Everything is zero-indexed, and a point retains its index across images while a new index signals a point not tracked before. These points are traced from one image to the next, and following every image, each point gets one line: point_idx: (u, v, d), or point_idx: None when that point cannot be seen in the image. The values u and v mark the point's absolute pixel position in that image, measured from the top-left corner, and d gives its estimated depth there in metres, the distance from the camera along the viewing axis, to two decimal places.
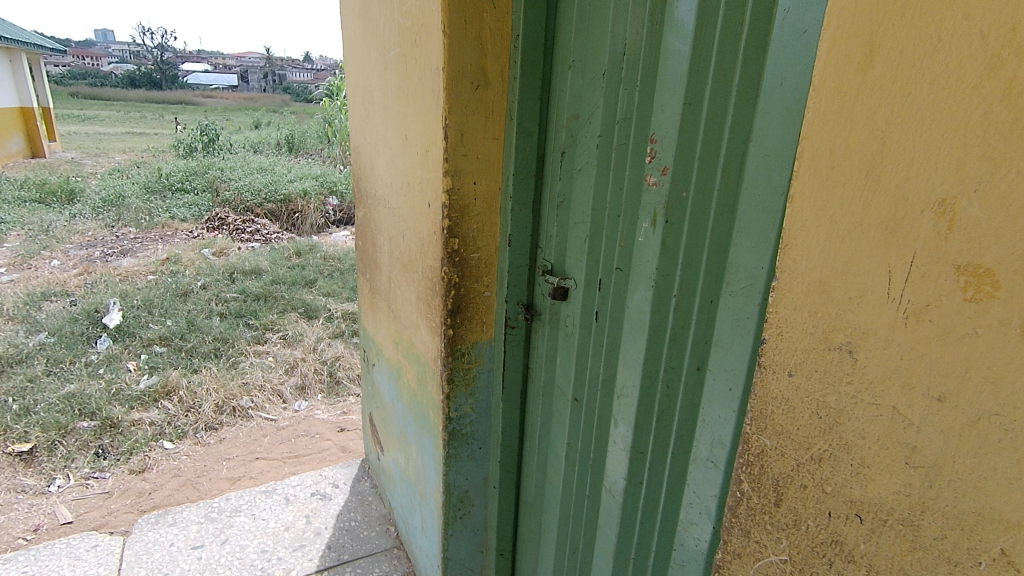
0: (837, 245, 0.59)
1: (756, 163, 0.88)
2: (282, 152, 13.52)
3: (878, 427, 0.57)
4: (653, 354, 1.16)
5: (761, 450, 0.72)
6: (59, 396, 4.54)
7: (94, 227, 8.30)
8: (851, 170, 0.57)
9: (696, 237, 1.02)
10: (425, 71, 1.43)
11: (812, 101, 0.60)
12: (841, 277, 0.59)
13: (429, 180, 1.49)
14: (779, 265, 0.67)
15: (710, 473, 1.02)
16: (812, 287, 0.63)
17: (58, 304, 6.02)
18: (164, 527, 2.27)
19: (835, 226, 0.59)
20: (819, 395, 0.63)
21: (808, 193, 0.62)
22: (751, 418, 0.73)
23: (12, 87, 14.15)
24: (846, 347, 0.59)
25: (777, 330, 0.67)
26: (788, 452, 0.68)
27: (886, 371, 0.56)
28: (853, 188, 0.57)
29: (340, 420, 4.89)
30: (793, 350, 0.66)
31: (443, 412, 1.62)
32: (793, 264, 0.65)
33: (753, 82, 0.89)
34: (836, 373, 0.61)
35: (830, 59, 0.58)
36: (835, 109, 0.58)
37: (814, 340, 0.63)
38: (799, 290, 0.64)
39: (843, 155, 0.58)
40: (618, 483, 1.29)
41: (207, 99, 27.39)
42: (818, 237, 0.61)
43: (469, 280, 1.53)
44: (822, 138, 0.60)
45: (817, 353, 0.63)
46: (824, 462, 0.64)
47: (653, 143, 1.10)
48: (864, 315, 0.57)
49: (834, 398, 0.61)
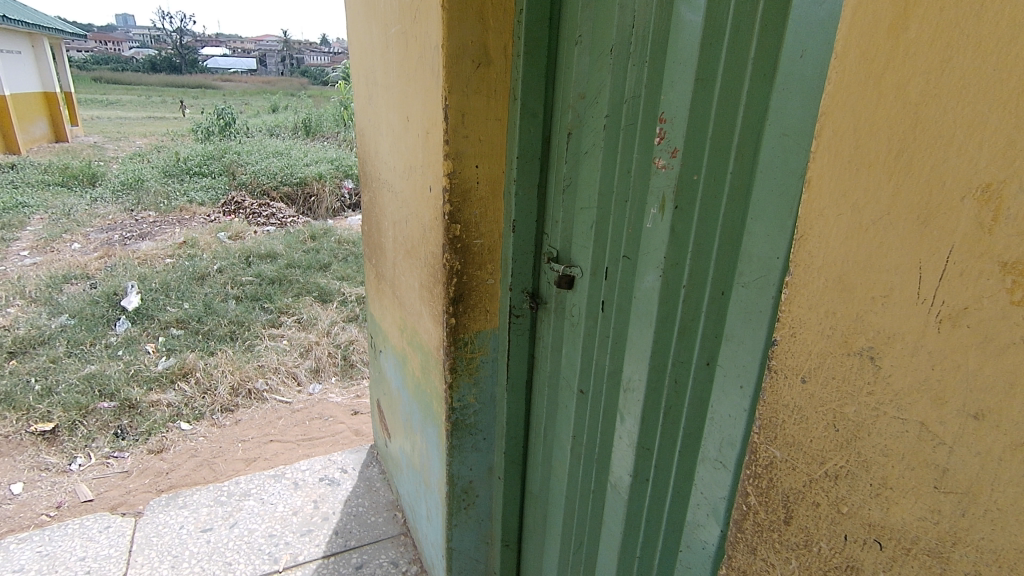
0: (860, 238, 0.53)
1: (773, 144, 0.82)
2: (298, 135, 13.51)
3: (904, 444, 0.51)
4: (661, 347, 1.10)
5: (771, 462, 0.66)
6: (79, 377, 4.62)
7: (114, 210, 8.39)
8: (877, 152, 0.50)
9: (707, 223, 0.95)
10: (425, 48, 1.36)
11: (834, 72, 0.53)
12: (864, 273, 0.53)
13: (430, 163, 1.42)
14: (793, 257, 0.61)
15: (719, 473, 0.97)
16: (830, 283, 0.56)
17: (79, 286, 6.12)
18: (175, 509, 2.29)
19: (858, 215, 0.53)
20: (836, 405, 0.57)
21: (827, 177, 0.55)
22: (758, 426, 0.67)
23: (36, 72, 14.37)
24: (868, 352, 0.53)
25: (791, 330, 0.61)
26: (799, 466, 0.62)
27: (914, 382, 0.49)
28: (880, 172, 0.50)
29: (354, 403, 4.92)
30: (807, 354, 0.60)
31: (446, 402, 1.58)
32: (809, 257, 0.58)
33: (772, 54, 0.81)
34: (856, 381, 0.55)
35: (855, 22, 0.51)
36: (860, 81, 0.51)
37: (831, 344, 0.57)
38: (815, 286, 0.58)
39: (869, 135, 0.51)
40: (623, 479, 1.25)
41: (224, 83, 27.40)
42: (839, 228, 0.55)
43: (471, 268, 1.47)
44: (845, 115, 0.53)
45: (835, 357, 0.56)
46: (840, 479, 0.58)
47: (662, 123, 1.03)
48: (890, 317, 0.51)
49: (853, 409, 0.55)
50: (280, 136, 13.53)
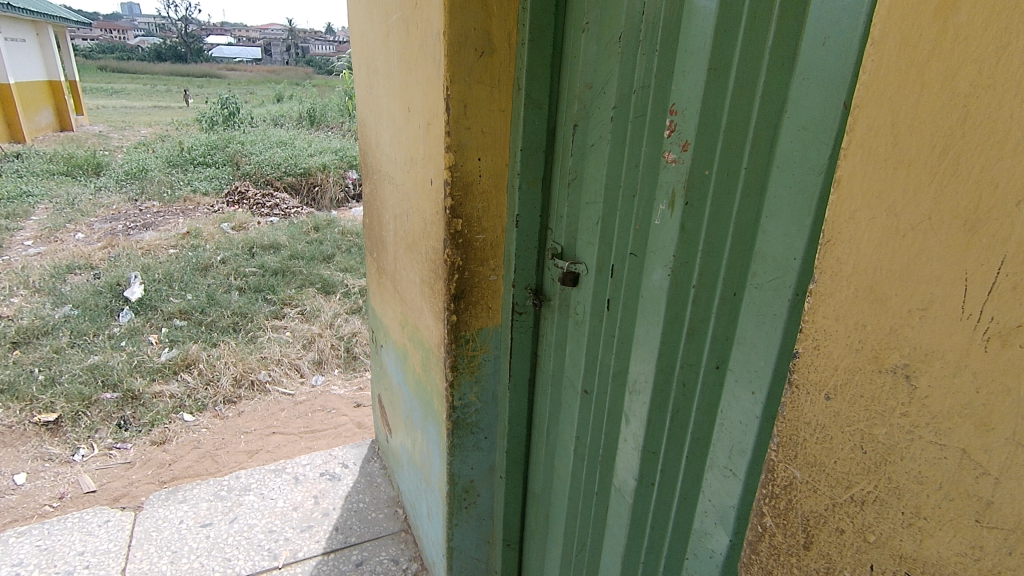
0: (897, 245, 0.48)
1: (791, 138, 0.77)
2: (302, 125, 13.46)
3: (942, 472, 0.47)
4: (669, 348, 1.06)
5: (790, 483, 0.62)
6: (82, 367, 4.62)
7: (118, 200, 8.38)
8: (918, 150, 0.46)
9: (719, 220, 0.91)
10: (427, 35, 1.31)
11: (871, 61, 0.49)
12: (899, 285, 0.49)
13: (432, 155, 1.37)
14: (819, 264, 0.56)
15: (729, 481, 0.93)
16: (860, 294, 0.52)
17: (83, 276, 6.11)
18: (174, 504, 2.27)
19: (895, 220, 0.48)
20: (865, 425, 0.53)
21: (859, 178, 0.51)
22: (776, 443, 0.64)
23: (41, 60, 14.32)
24: (902, 370, 0.49)
25: (815, 341, 0.57)
26: (822, 488, 0.59)
27: (956, 404, 0.45)
28: (921, 173, 0.46)
29: (356, 396, 4.92)
30: (833, 369, 0.56)
31: (447, 401, 1.54)
32: (837, 264, 0.54)
33: (790, 41, 0.77)
34: (888, 401, 0.51)
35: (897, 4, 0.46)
36: (902, 69, 0.47)
37: (861, 359, 0.53)
38: (845, 296, 0.53)
39: (910, 132, 0.47)
40: (628, 482, 1.21)
41: (229, 73, 27.32)
42: (872, 235, 0.50)
43: (474, 264, 1.42)
44: (882, 109, 0.49)
45: (865, 373, 0.52)
46: (868, 506, 0.54)
47: (673, 115, 0.98)
48: (928, 333, 0.47)
49: (883, 430, 0.51)
50: (284, 126, 13.48)
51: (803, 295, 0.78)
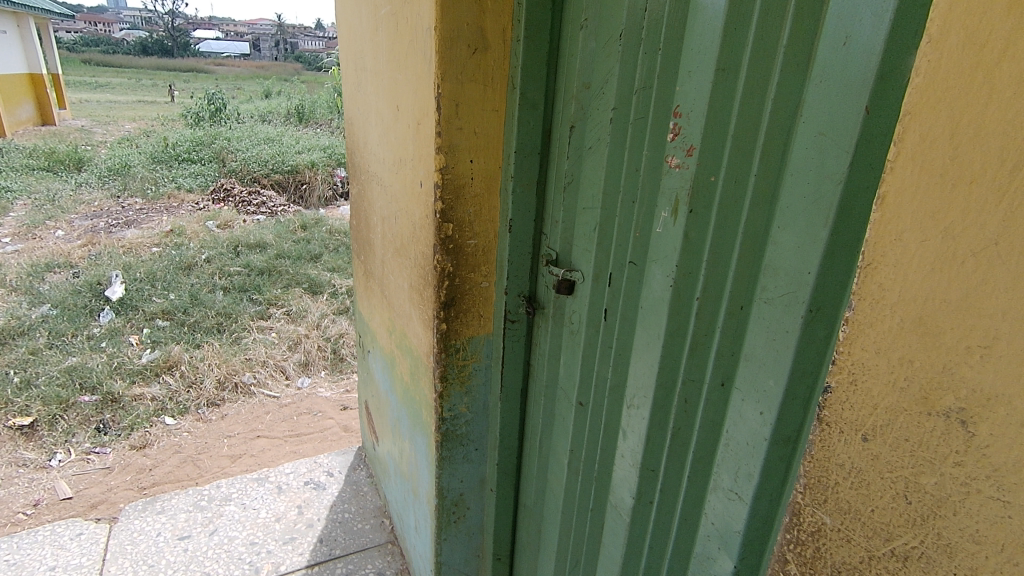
0: (950, 282, 0.45)
1: (805, 143, 0.72)
2: (290, 122, 13.29)
3: (1001, 528, 0.44)
4: (669, 362, 1.01)
5: (821, 527, 0.60)
6: (60, 369, 4.49)
7: (100, 196, 8.20)
8: (977, 179, 0.43)
9: (726, 229, 0.86)
10: (417, 30, 1.24)
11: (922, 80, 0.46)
12: (953, 324, 0.45)
13: (422, 157, 1.31)
14: (856, 290, 0.53)
15: (733, 505, 0.88)
16: (905, 328, 0.49)
17: (62, 275, 5.96)
18: (151, 515, 2.19)
19: (948, 254, 0.45)
20: (910, 472, 0.50)
21: (906, 205, 0.48)
22: (803, 485, 0.61)
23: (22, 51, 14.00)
24: (956, 415, 0.46)
25: (849, 372, 0.54)
26: (859, 535, 0.56)
27: (1019, 457, 0.42)
28: (981, 205, 0.43)
29: (343, 398, 4.84)
30: (873, 408, 0.53)
31: (436, 412, 1.48)
32: (879, 298, 0.51)
33: (805, 39, 0.72)
34: (938, 448, 0.48)
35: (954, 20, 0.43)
36: (959, 90, 0.43)
37: (906, 400, 0.50)
38: (885, 326, 0.50)
39: (968, 159, 0.43)
40: (624, 500, 1.16)
41: (217, 68, 26.96)
42: (920, 269, 0.47)
43: (465, 270, 1.36)
44: (936, 132, 0.45)
45: (911, 416, 0.49)
46: (912, 557, 0.51)
47: (677, 117, 0.93)
48: (987, 378, 0.44)
49: (932, 479, 0.48)
50: (271, 122, 13.30)
51: (817, 311, 0.73)
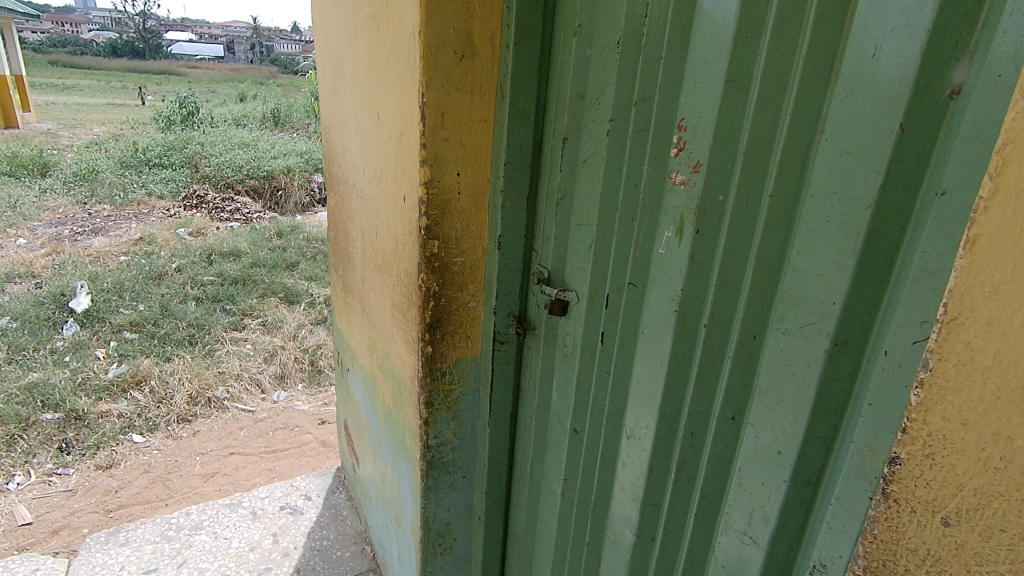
0: None
1: (828, 162, 0.66)
2: (265, 126, 13.01)
3: None
4: (674, 391, 0.94)
5: None
6: (20, 386, 4.27)
7: (65, 203, 7.90)
8: None
9: (736, 252, 0.80)
10: (399, 35, 1.16)
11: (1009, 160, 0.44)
12: None
13: (404, 169, 1.23)
14: (930, 361, 0.51)
15: (748, 549, 0.82)
16: (993, 412, 0.47)
17: (23, 285, 5.70)
18: (115, 547, 2.06)
19: None
20: (1004, 559, 0.48)
21: (991, 285, 0.46)
22: (867, 563, 0.60)
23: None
24: None
25: (928, 445, 0.52)
26: None
27: None
28: None
29: (321, 412, 4.70)
30: (956, 490, 0.50)
31: (421, 439, 1.40)
32: (961, 378, 0.49)
33: (828, 48, 0.66)
34: None
35: None
36: None
37: (996, 485, 0.48)
38: (972, 398, 0.48)
39: None
40: (624, 536, 1.09)
41: (190, 70, 26.40)
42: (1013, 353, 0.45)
43: (451, 289, 1.28)
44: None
45: (1005, 502, 0.47)
46: None
47: (681, 131, 0.87)
48: None
49: None
50: (246, 126, 13.01)
51: (843, 345, 0.67)
